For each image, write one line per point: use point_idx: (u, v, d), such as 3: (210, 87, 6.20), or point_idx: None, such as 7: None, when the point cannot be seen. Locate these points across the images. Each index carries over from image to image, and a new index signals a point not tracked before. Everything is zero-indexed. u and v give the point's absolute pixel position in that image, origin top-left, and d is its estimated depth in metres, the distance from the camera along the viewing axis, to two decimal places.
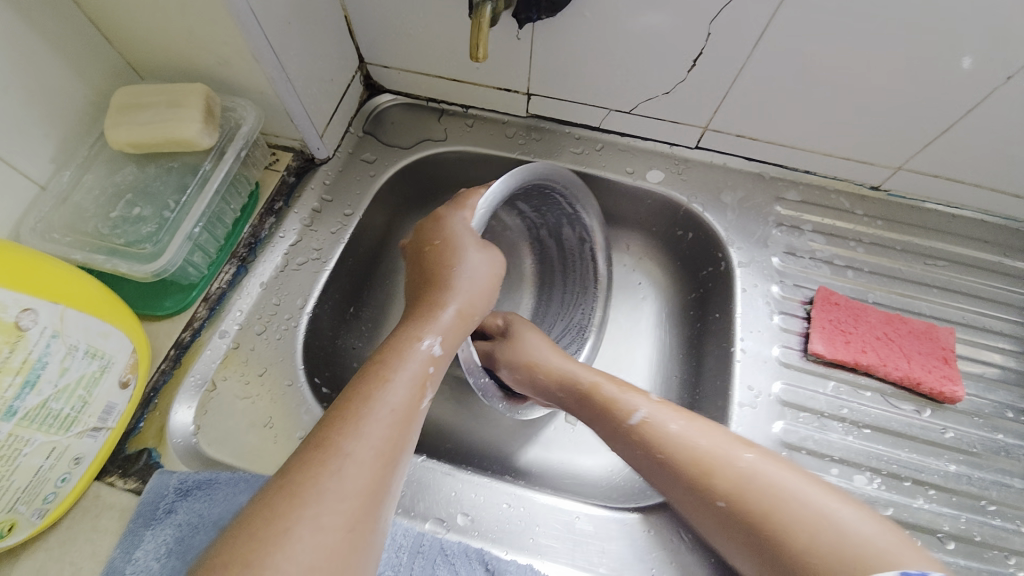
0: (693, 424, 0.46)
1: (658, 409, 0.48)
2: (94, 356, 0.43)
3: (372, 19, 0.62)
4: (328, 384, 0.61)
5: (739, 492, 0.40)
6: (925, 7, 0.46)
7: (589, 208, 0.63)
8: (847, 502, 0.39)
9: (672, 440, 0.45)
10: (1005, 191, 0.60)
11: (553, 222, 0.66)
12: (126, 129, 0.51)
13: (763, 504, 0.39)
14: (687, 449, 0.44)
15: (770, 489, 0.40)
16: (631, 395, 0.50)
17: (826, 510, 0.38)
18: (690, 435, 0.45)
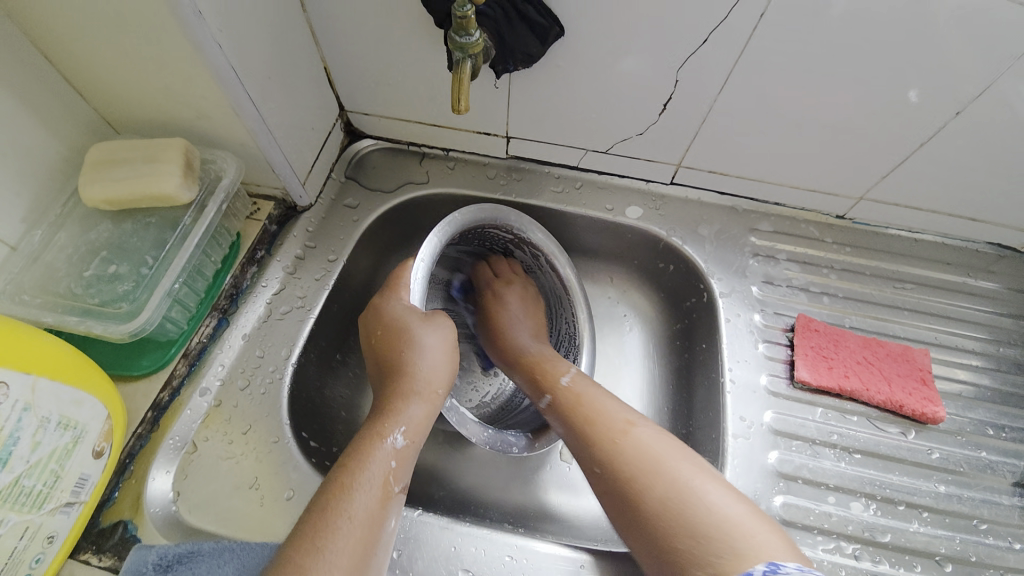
0: (646, 426, 0.49)
1: (582, 382, 0.55)
2: (67, 426, 0.41)
3: (353, 70, 0.63)
4: (317, 437, 0.58)
5: (624, 454, 0.47)
6: (875, 55, 0.49)
7: (530, 227, 0.61)
8: (739, 504, 0.42)
9: (618, 438, 0.48)
10: (959, 216, 0.64)
11: (510, 249, 0.67)
12: (101, 186, 0.49)
13: (675, 504, 0.42)
14: (631, 447, 0.47)
15: (677, 488, 0.43)
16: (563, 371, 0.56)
17: (717, 513, 0.41)
18: (608, 407, 0.51)
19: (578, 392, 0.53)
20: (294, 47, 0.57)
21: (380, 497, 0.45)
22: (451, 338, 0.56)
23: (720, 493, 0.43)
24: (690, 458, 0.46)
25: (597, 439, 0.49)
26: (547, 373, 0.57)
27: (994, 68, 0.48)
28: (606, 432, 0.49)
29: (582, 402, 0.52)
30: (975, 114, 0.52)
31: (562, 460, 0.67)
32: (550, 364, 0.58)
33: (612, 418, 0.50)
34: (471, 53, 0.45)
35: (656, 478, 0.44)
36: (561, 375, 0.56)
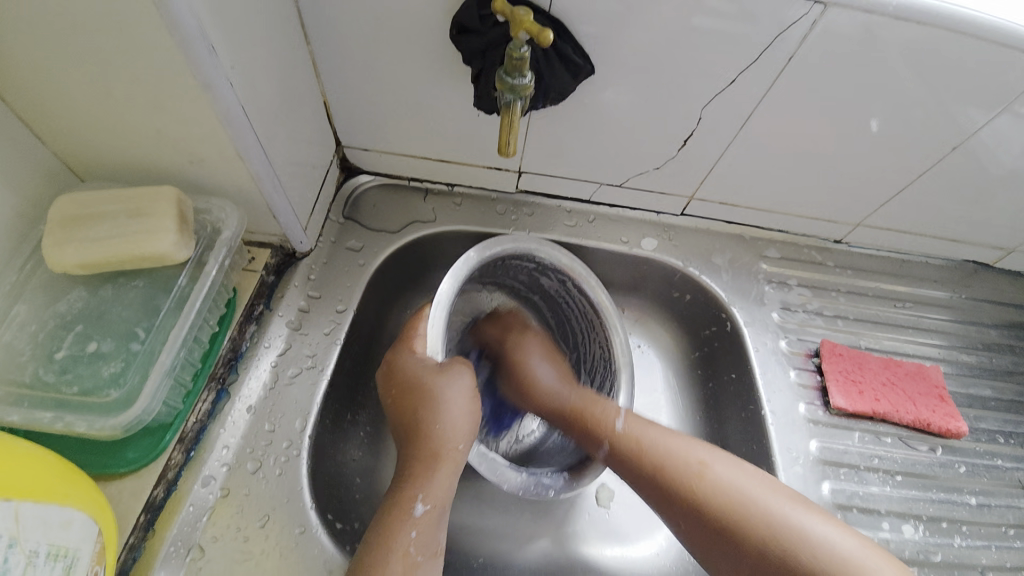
0: (719, 462, 0.48)
1: (633, 421, 0.52)
2: (58, 556, 0.34)
3: (355, 104, 0.58)
4: (338, 514, 0.51)
5: (724, 501, 0.46)
6: (885, 97, 0.52)
7: (549, 247, 0.58)
8: (840, 530, 0.44)
9: (692, 482, 0.47)
10: (945, 237, 0.68)
11: (531, 279, 0.63)
12: (75, 248, 0.43)
13: (770, 537, 0.44)
14: (736, 498, 0.45)
15: (771, 520, 0.44)
16: (609, 412, 0.53)
17: (827, 544, 0.43)
18: (663, 441, 0.50)
19: (636, 436, 0.51)
20: (296, 81, 0.51)
21: (403, 573, 0.42)
22: (472, 390, 0.52)
23: (824, 522, 0.44)
24: (776, 485, 0.47)
25: (670, 482, 0.48)
26: (596, 418, 0.53)
27: (989, 109, 0.52)
28: (678, 477, 0.48)
29: (645, 449, 0.50)
30: (972, 146, 0.55)
31: (597, 505, 0.61)
32: (596, 407, 0.54)
33: (683, 463, 0.48)
34: (521, 95, 0.46)
35: (748, 518, 0.44)
36: (614, 418, 0.53)
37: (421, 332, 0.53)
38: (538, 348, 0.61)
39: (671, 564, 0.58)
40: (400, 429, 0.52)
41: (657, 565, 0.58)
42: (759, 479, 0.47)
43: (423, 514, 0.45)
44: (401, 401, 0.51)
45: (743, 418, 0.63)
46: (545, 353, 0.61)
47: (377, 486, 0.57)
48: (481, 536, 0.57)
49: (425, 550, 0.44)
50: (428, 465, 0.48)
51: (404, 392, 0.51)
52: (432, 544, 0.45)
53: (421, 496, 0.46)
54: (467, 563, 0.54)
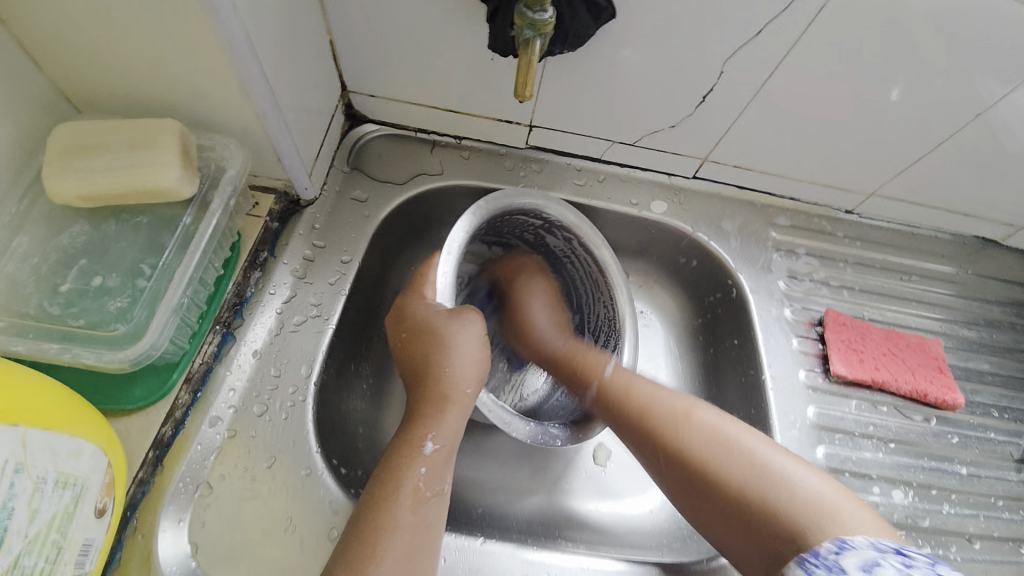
0: (705, 409, 0.50)
1: (621, 369, 0.54)
2: (66, 484, 0.34)
3: (363, 45, 0.55)
4: (342, 459, 0.52)
5: (709, 450, 0.46)
6: (916, 59, 0.50)
7: (557, 205, 0.57)
8: (820, 478, 0.44)
9: (678, 423, 0.49)
10: (957, 211, 0.67)
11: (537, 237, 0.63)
12: (76, 180, 0.42)
13: (744, 474, 0.44)
14: (725, 444, 0.46)
15: (746, 460, 0.45)
16: (599, 359, 0.56)
17: (800, 485, 0.43)
18: (655, 392, 0.52)
19: (624, 381, 0.53)
20: (301, 15, 0.48)
21: (412, 506, 0.43)
22: (483, 336, 0.52)
23: (804, 470, 0.44)
24: (760, 436, 0.47)
25: (654, 423, 0.50)
26: (585, 365, 0.56)
27: (1021, 77, 0.50)
28: (662, 420, 0.50)
29: (633, 392, 0.52)
30: (999, 116, 0.54)
31: (595, 462, 0.62)
32: (589, 355, 0.57)
33: (671, 409, 0.50)
34: (541, 32, 0.44)
35: (725, 455, 0.46)
36: (603, 366, 0.55)
37: (432, 279, 0.53)
38: (544, 292, 0.64)
39: (665, 518, 0.60)
40: (409, 375, 0.52)
41: (651, 519, 0.60)
42: (741, 427, 0.48)
43: (432, 452, 0.46)
44: (411, 347, 0.51)
45: (742, 383, 0.64)
46: (550, 298, 0.64)
47: (378, 438, 0.58)
48: (480, 489, 0.59)
49: (434, 487, 0.45)
50: (437, 406, 0.48)
51: (414, 338, 0.51)
52: (440, 482, 0.45)
53: (431, 435, 0.46)
54: (469, 511, 0.56)
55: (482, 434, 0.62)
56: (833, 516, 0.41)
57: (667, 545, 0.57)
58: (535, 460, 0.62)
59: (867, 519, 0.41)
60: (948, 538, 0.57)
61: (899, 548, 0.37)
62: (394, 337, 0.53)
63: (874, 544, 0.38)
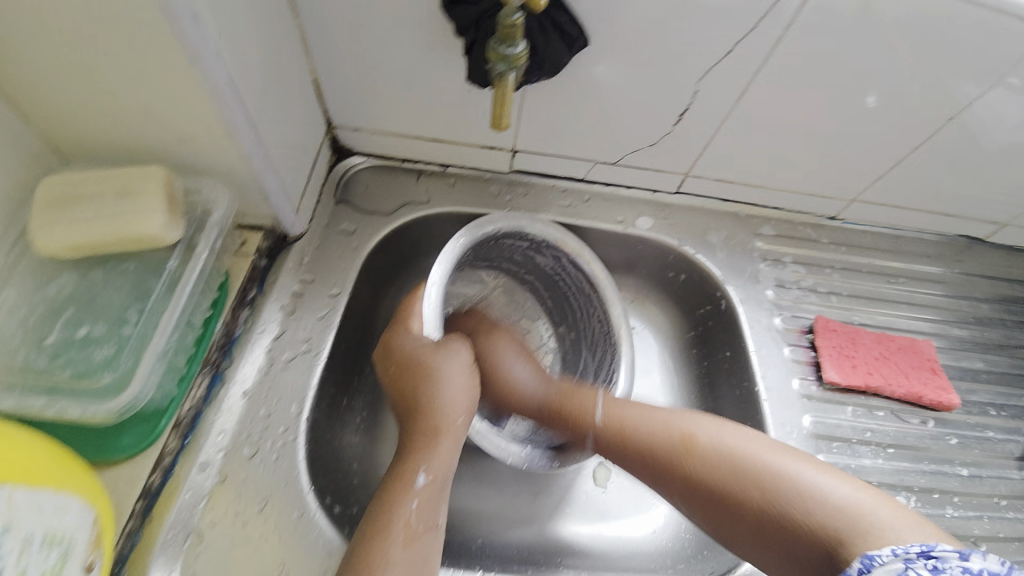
0: (700, 425, 0.49)
1: (608, 403, 0.53)
2: (53, 542, 0.33)
3: (346, 82, 0.57)
4: (336, 497, 0.52)
5: (728, 468, 0.45)
6: (884, 68, 0.51)
7: (541, 225, 0.58)
8: (841, 479, 0.43)
9: (683, 459, 0.47)
10: (939, 212, 0.68)
11: (526, 259, 0.63)
12: (62, 230, 0.43)
13: (763, 495, 0.44)
14: (738, 463, 0.45)
15: (762, 482, 0.44)
16: (585, 398, 0.54)
17: (820, 491, 0.42)
18: (647, 415, 0.51)
19: (617, 422, 0.51)
20: (284, 58, 0.50)
21: (404, 541, 0.42)
22: (468, 363, 0.53)
23: (821, 473, 0.44)
24: (773, 446, 0.46)
25: (659, 454, 0.48)
26: (575, 412, 0.53)
27: (985, 82, 0.51)
28: (666, 453, 0.48)
29: (628, 434, 0.50)
30: (969, 118, 0.55)
31: (594, 484, 0.62)
32: (577, 396, 0.54)
33: (665, 437, 0.49)
34: (514, 65, 0.45)
35: (738, 479, 0.45)
36: (592, 407, 0.53)
37: (416, 312, 0.53)
38: (509, 346, 0.59)
39: (666, 539, 0.59)
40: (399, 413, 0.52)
41: (653, 540, 0.59)
42: (752, 440, 0.47)
43: (424, 485, 0.45)
44: (397, 386, 0.51)
45: (738, 395, 0.64)
46: (518, 349, 0.59)
47: (374, 473, 0.57)
48: (480, 518, 0.58)
49: (426, 520, 0.44)
50: (429, 439, 0.48)
51: (401, 375, 0.51)
52: (433, 515, 0.45)
53: (423, 467, 0.46)
54: (469, 542, 0.55)
55: (480, 460, 0.61)
56: (862, 523, 0.40)
57: (670, 565, 0.56)
58: (535, 484, 0.61)
59: (902, 518, 0.40)
60: (953, 542, 0.57)
61: (928, 551, 0.37)
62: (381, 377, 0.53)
63: (901, 554, 0.37)
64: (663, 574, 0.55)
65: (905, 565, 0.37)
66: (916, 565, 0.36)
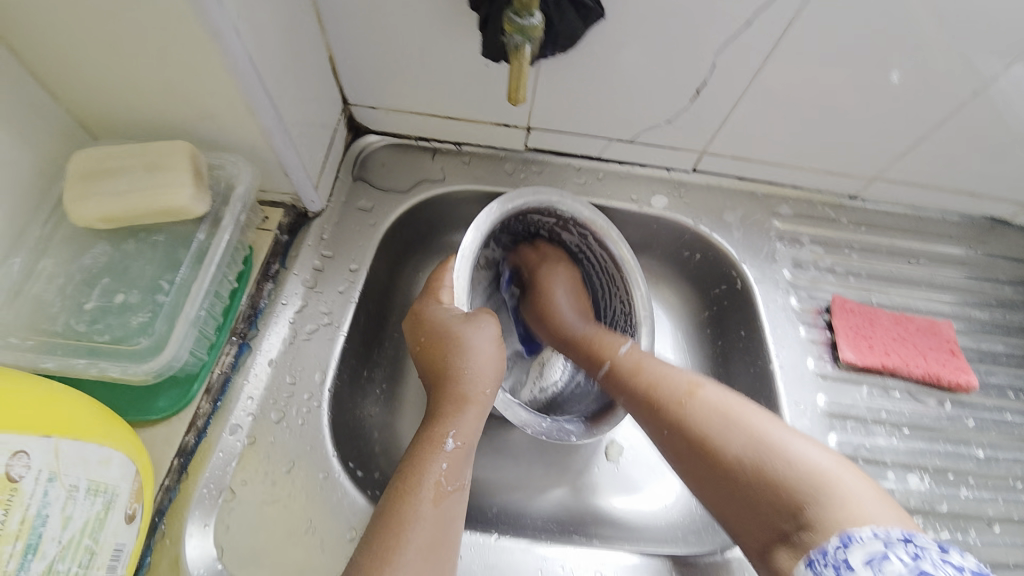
0: (711, 389, 0.49)
1: (637, 347, 0.55)
2: (97, 492, 0.36)
3: (363, 59, 0.57)
4: (359, 462, 0.53)
5: (710, 424, 0.46)
6: (909, 41, 0.50)
7: (570, 201, 0.57)
8: (824, 453, 0.43)
9: (680, 403, 0.49)
10: (963, 192, 0.67)
11: (553, 235, 0.63)
12: (95, 203, 0.44)
13: (751, 453, 0.44)
14: (729, 422, 0.46)
15: (751, 440, 0.44)
16: (614, 338, 0.56)
17: (803, 458, 0.42)
18: (667, 370, 0.52)
19: (636, 355, 0.54)
20: (301, 34, 0.50)
21: (433, 499, 0.44)
22: (497, 338, 0.53)
23: (812, 449, 0.43)
24: (770, 416, 0.46)
25: (661, 400, 0.50)
26: (603, 343, 0.56)
27: (1008, 56, 0.50)
28: (670, 399, 0.49)
29: (644, 366, 0.52)
30: (997, 92, 0.53)
31: (606, 459, 0.63)
32: (606, 336, 0.57)
33: (677, 388, 0.50)
34: (531, 37, 0.45)
35: (727, 434, 0.45)
36: (620, 344, 0.55)
37: (447, 283, 0.55)
38: (568, 279, 0.63)
39: (678, 511, 0.60)
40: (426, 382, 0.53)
41: (666, 512, 0.60)
42: (750, 406, 0.47)
43: (453, 449, 0.47)
44: (427, 354, 0.53)
45: (751, 373, 0.64)
46: (575, 284, 0.63)
47: (395, 441, 0.59)
48: (496, 488, 0.60)
49: (454, 481, 0.46)
50: (457, 406, 0.49)
51: (429, 344, 0.53)
52: (461, 476, 0.46)
53: (452, 432, 0.47)
54: (485, 510, 0.57)
55: (496, 434, 0.63)
56: (838, 491, 0.40)
57: (681, 538, 0.58)
58: (550, 457, 0.62)
59: (878, 501, 0.39)
60: (967, 523, 0.57)
61: (908, 538, 0.36)
62: (414, 344, 0.54)
63: (882, 535, 0.36)
64: (672, 545, 0.57)
65: (884, 547, 0.35)
66: (895, 549, 0.35)
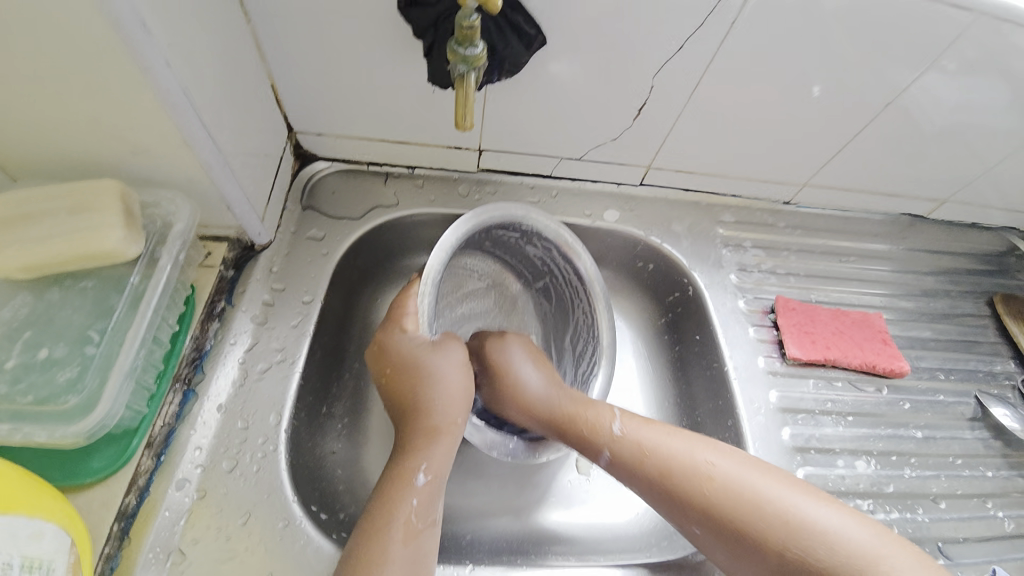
0: (718, 454, 0.48)
1: (626, 420, 0.53)
2: (31, 570, 0.33)
3: (306, 86, 0.56)
4: (321, 504, 0.51)
5: (732, 505, 0.45)
6: (825, 56, 0.54)
7: (536, 216, 0.58)
8: (857, 522, 0.43)
9: (702, 483, 0.47)
10: (883, 193, 0.73)
11: (517, 247, 0.64)
12: (15, 251, 0.42)
13: (790, 536, 0.43)
14: (745, 499, 0.45)
15: (789, 521, 0.43)
16: (601, 412, 0.54)
17: (843, 534, 0.42)
18: (661, 439, 0.50)
19: (635, 439, 0.51)
20: (239, 64, 0.49)
21: (404, 539, 0.42)
22: (463, 362, 0.54)
23: (830, 509, 0.44)
24: (780, 476, 0.47)
25: (680, 487, 0.47)
26: (590, 422, 0.53)
27: (921, 64, 0.55)
28: (687, 478, 0.47)
29: (647, 453, 0.50)
30: (906, 101, 0.59)
31: (576, 472, 0.63)
32: (589, 411, 0.54)
33: (683, 462, 0.48)
34: (474, 65, 0.46)
35: (760, 516, 0.44)
36: (609, 421, 0.53)
37: (410, 310, 0.52)
38: (523, 349, 0.59)
39: (649, 517, 0.61)
40: (394, 417, 0.52)
41: (637, 521, 0.61)
42: (765, 472, 0.47)
43: (424, 484, 0.46)
44: (396, 388, 0.52)
45: (708, 376, 0.66)
46: (530, 351, 0.60)
47: (360, 476, 0.57)
48: (467, 515, 0.59)
49: (426, 517, 0.44)
50: (428, 438, 0.48)
51: (398, 376, 0.52)
52: (432, 512, 0.45)
53: (423, 466, 0.46)
54: (458, 539, 0.55)
55: (465, 457, 0.62)
56: (885, 569, 0.40)
57: (653, 543, 0.58)
58: (521, 474, 0.62)
59: (911, 561, 0.40)
60: (913, 500, 0.60)
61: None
62: (378, 378, 0.53)
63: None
64: (647, 553, 0.56)
65: None
66: None
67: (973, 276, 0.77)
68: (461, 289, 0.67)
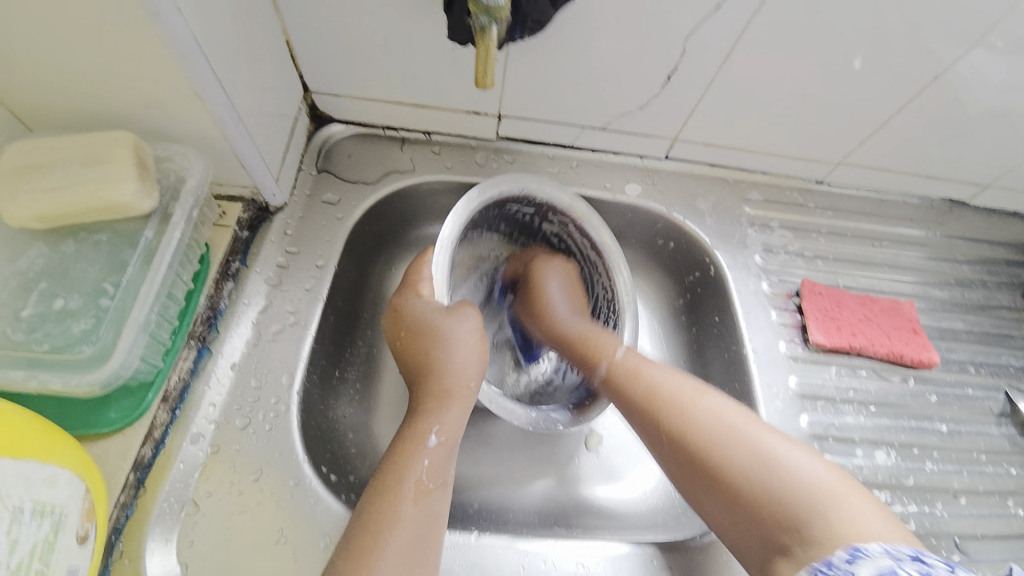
0: (713, 396, 0.48)
1: (631, 353, 0.53)
2: (44, 513, 0.34)
3: (323, 44, 0.54)
4: (332, 465, 0.51)
5: (702, 432, 0.46)
6: (872, 26, 0.50)
7: (546, 186, 0.57)
8: (827, 467, 0.42)
9: (683, 408, 0.48)
10: (923, 174, 0.68)
11: (534, 224, 0.63)
12: (28, 201, 0.41)
13: (749, 462, 0.43)
14: (716, 425, 0.46)
15: (754, 454, 0.43)
16: (607, 341, 0.55)
17: (810, 473, 0.41)
18: (659, 373, 0.51)
19: (634, 363, 0.52)
20: (252, 16, 0.47)
21: (415, 498, 0.42)
22: (478, 329, 0.52)
23: (807, 456, 0.43)
24: (768, 425, 0.46)
25: (660, 408, 0.49)
26: (593, 349, 0.55)
27: (969, 40, 0.51)
28: (670, 402, 0.49)
29: (640, 373, 0.51)
30: (954, 77, 0.54)
31: (586, 449, 0.63)
32: (598, 338, 0.55)
33: (672, 391, 0.49)
34: (496, 18, 0.43)
35: (730, 438, 0.45)
36: (614, 348, 0.54)
37: (427, 275, 0.53)
38: (563, 275, 0.62)
39: (657, 496, 0.60)
40: (410, 380, 0.52)
41: (646, 499, 0.60)
42: (753, 418, 0.46)
43: (436, 445, 0.45)
44: (408, 351, 0.51)
45: (726, 358, 0.65)
46: (569, 280, 0.62)
47: (370, 441, 0.58)
48: (477, 483, 0.59)
49: (437, 478, 0.44)
50: (441, 401, 0.48)
51: (413, 339, 0.51)
52: (444, 473, 0.45)
53: (435, 428, 0.46)
54: (466, 506, 0.56)
55: (476, 427, 0.62)
56: (841, 507, 0.39)
57: (661, 522, 0.58)
58: (530, 447, 0.62)
59: (880, 522, 0.38)
60: (933, 495, 0.59)
61: (918, 556, 0.35)
62: (391, 344, 0.53)
63: (891, 552, 0.36)
64: (655, 531, 0.56)
65: (894, 563, 0.34)
66: (905, 566, 0.34)
67: (1012, 267, 0.73)
68: (477, 268, 0.65)
